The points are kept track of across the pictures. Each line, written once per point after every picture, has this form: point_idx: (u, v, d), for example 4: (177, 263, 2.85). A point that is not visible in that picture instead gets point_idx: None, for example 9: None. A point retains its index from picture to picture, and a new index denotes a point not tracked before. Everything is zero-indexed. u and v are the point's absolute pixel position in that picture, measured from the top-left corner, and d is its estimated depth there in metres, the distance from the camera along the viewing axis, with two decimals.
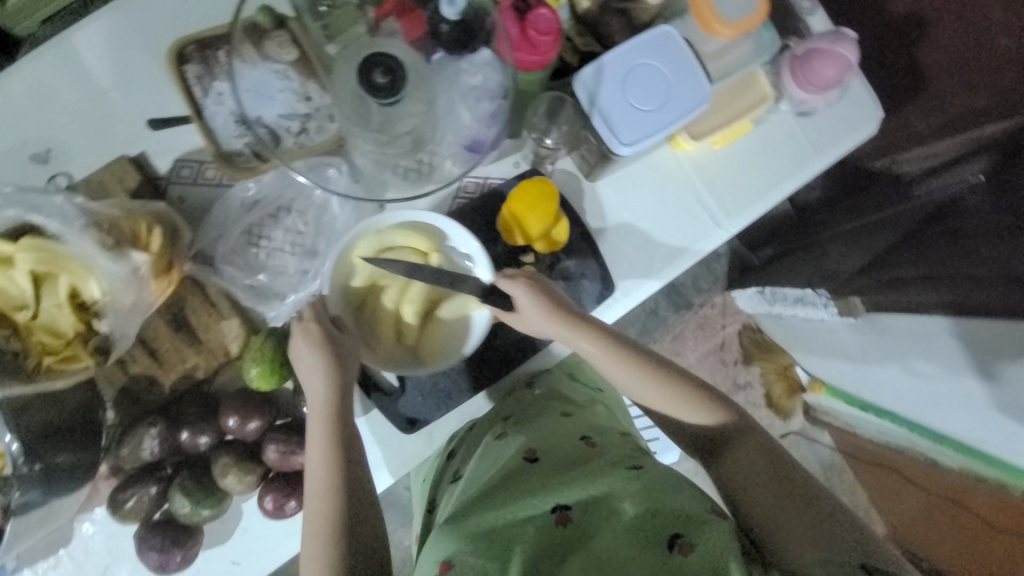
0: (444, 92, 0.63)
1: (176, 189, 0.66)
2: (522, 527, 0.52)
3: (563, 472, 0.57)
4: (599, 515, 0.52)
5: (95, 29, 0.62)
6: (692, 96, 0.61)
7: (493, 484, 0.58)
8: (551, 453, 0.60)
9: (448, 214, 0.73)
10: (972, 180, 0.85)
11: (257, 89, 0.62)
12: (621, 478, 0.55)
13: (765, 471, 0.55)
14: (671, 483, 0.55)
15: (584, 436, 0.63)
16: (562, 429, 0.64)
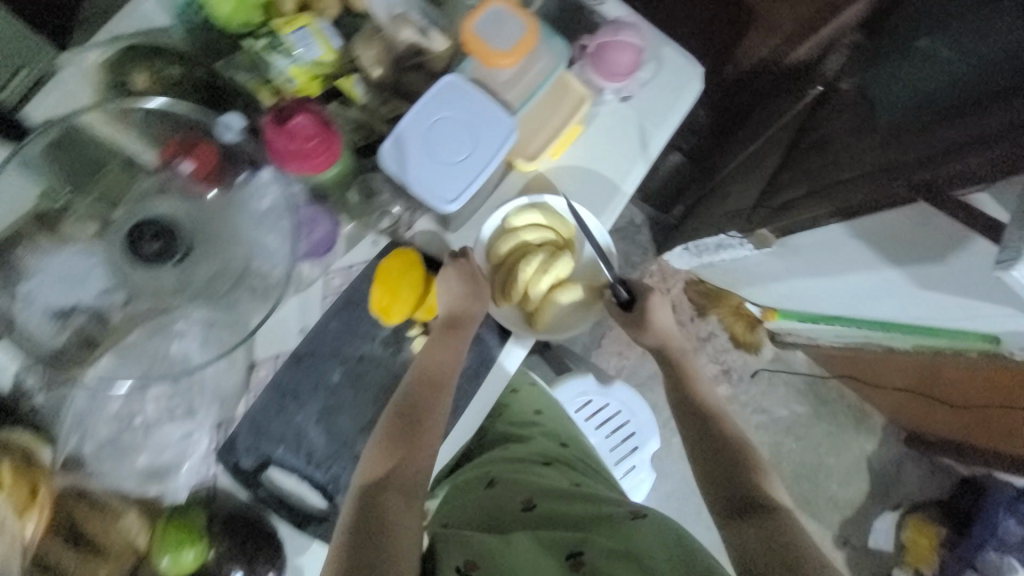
0: (242, 222, 0.63)
1: (26, 403, 0.61)
2: (542, 571, 0.60)
3: (571, 519, 0.67)
4: (614, 558, 0.60)
5: None
6: (499, 133, 0.60)
7: (513, 528, 0.68)
8: (547, 498, 0.72)
9: (322, 317, 0.70)
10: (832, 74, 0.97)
11: (65, 278, 0.58)
12: (626, 522, 0.65)
13: (771, 529, 0.60)
14: (674, 532, 0.64)
15: (573, 483, 0.77)
16: (557, 479, 0.77)
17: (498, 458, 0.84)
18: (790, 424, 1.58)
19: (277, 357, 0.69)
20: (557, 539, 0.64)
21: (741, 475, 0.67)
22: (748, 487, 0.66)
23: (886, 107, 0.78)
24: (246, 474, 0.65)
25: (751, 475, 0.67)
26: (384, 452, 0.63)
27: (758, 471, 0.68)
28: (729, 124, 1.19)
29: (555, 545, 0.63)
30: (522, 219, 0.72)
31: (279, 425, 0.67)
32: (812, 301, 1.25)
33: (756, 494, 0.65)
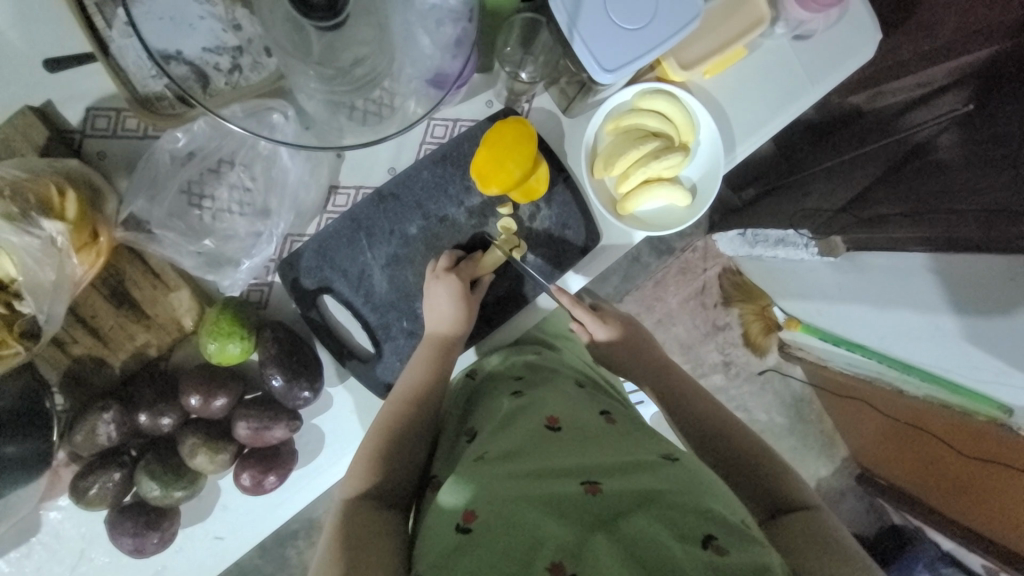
0: (400, 11, 0.52)
1: (93, 144, 0.58)
2: (544, 493, 0.45)
3: (592, 447, 0.51)
4: (637, 498, 0.45)
5: None
6: (683, 12, 0.53)
7: (512, 436, 0.53)
8: (573, 421, 0.55)
9: (415, 164, 0.65)
10: (957, 111, 0.78)
11: (171, 16, 0.51)
12: (658, 467, 0.48)
13: (806, 531, 0.50)
14: (711, 486, 0.47)
15: (603, 410, 0.59)
16: (584, 406, 0.58)
17: (526, 363, 0.67)
18: (764, 429, 1.55)
19: (359, 190, 0.65)
20: (568, 461, 0.48)
21: (769, 479, 0.57)
22: (776, 489, 0.56)
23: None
24: (303, 293, 0.64)
25: (780, 481, 0.56)
26: (417, 365, 0.62)
27: (785, 471, 0.58)
28: (828, 126, 1.03)
29: (568, 467, 0.48)
30: (645, 104, 0.66)
31: (345, 257, 0.65)
32: (842, 323, 1.15)
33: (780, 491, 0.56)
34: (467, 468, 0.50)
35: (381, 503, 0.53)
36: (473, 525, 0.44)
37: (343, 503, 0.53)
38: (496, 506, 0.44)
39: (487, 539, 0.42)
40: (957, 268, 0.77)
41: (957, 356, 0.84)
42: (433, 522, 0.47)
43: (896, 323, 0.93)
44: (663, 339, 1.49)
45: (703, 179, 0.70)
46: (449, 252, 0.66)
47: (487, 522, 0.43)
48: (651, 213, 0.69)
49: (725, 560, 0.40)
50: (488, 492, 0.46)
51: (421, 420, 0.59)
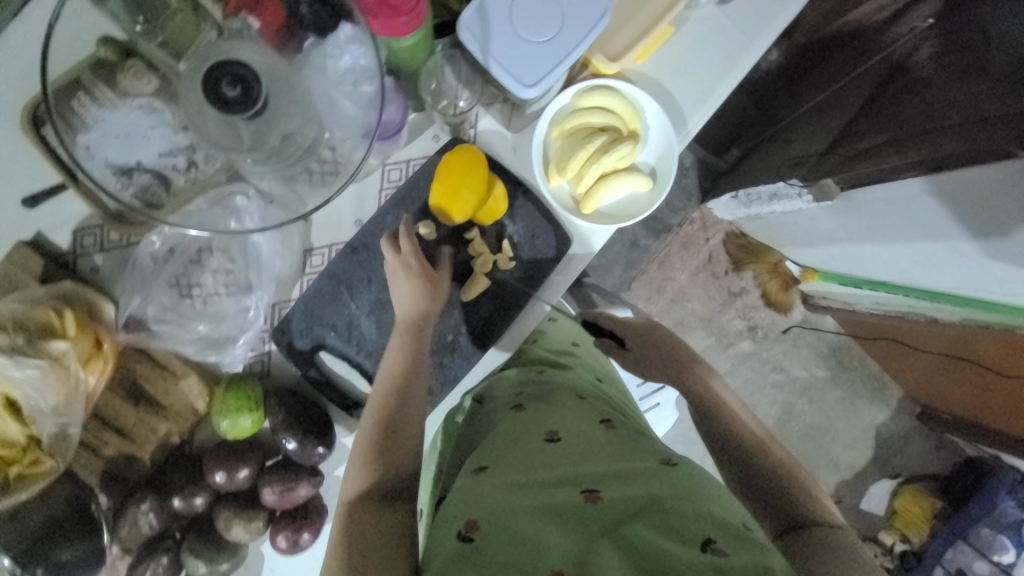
0: (320, 85, 0.55)
1: (85, 261, 0.63)
2: (544, 503, 0.45)
3: (592, 455, 0.50)
4: (638, 504, 0.44)
5: None
6: (588, 14, 0.54)
7: (514, 451, 0.53)
8: (574, 431, 0.55)
9: (379, 211, 0.68)
10: (922, 28, 0.76)
11: (123, 134, 0.56)
12: (659, 472, 0.47)
13: (825, 545, 0.47)
14: (711, 490, 0.46)
15: (605, 419, 0.59)
16: (584, 416, 0.58)
17: (525, 380, 0.68)
18: (805, 386, 1.51)
19: (332, 246, 0.68)
20: (567, 472, 0.48)
21: (785, 488, 0.53)
22: (797, 500, 0.52)
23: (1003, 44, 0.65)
24: (300, 355, 0.67)
25: (802, 494, 0.53)
26: (391, 354, 0.61)
27: (809, 489, 0.54)
28: (796, 68, 1.00)
29: (568, 477, 0.47)
30: (584, 104, 0.67)
31: (331, 313, 0.67)
32: (860, 265, 1.12)
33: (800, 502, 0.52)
34: (470, 484, 0.51)
35: (388, 502, 0.52)
36: (479, 535, 0.44)
37: (343, 508, 0.52)
38: (499, 518, 0.44)
39: (492, 547, 0.42)
40: (950, 185, 0.74)
41: (980, 271, 0.81)
42: (437, 536, 0.47)
43: (911, 253, 0.91)
44: (681, 318, 1.47)
45: (660, 162, 0.70)
46: (406, 233, 0.65)
47: (489, 532, 0.44)
48: (615, 208, 0.70)
49: (723, 561, 0.39)
50: (493, 504, 0.46)
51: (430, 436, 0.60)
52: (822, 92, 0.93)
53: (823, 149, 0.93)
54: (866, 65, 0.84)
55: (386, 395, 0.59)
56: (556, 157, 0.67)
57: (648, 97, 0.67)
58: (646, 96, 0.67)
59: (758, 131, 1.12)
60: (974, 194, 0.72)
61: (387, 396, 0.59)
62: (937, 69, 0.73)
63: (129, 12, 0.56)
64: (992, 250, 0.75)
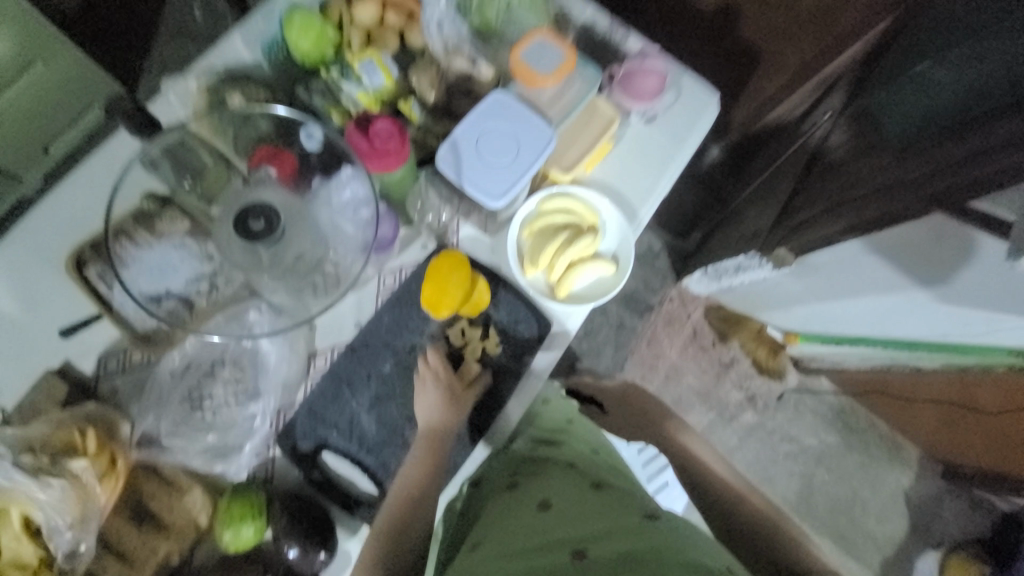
0: (324, 213, 0.66)
1: (106, 384, 0.68)
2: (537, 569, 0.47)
3: (581, 516, 0.53)
4: (624, 558, 0.46)
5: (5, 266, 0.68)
6: (540, 141, 0.68)
7: (509, 524, 0.55)
8: (564, 498, 0.57)
9: (376, 312, 0.75)
10: (822, 120, 1.01)
11: (158, 267, 0.66)
12: (643, 527, 0.49)
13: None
14: (693, 539, 0.48)
15: (595, 483, 0.61)
16: (574, 484, 0.60)
17: (527, 458, 0.71)
18: (820, 454, 1.48)
19: (334, 348, 0.74)
20: (557, 534, 0.50)
21: (763, 530, 0.62)
22: (770, 537, 0.61)
23: (891, 129, 0.82)
24: (303, 457, 0.70)
25: (777, 531, 0.62)
26: (415, 464, 0.68)
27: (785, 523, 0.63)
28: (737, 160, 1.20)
29: (559, 539, 0.50)
30: (548, 207, 0.79)
31: (334, 411, 0.71)
32: (833, 322, 1.20)
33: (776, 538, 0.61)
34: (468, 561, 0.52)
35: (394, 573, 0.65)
36: None
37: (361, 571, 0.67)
38: None
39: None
40: (883, 242, 0.94)
41: (940, 317, 0.93)
42: None
43: (874, 307, 1.03)
44: (678, 394, 1.49)
45: (621, 247, 0.80)
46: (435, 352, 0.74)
47: None
48: (585, 291, 0.78)
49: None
50: None
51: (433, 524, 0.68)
52: (761, 176, 1.13)
53: (771, 223, 1.08)
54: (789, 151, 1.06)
55: (409, 493, 0.67)
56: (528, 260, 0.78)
57: (602, 196, 0.80)
58: (599, 196, 0.80)
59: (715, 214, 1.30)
60: (911, 252, 0.88)
61: (411, 494, 0.67)
62: (844, 149, 0.92)
63: (173, 172, 0.68)
64: (942, 294, 0.90)
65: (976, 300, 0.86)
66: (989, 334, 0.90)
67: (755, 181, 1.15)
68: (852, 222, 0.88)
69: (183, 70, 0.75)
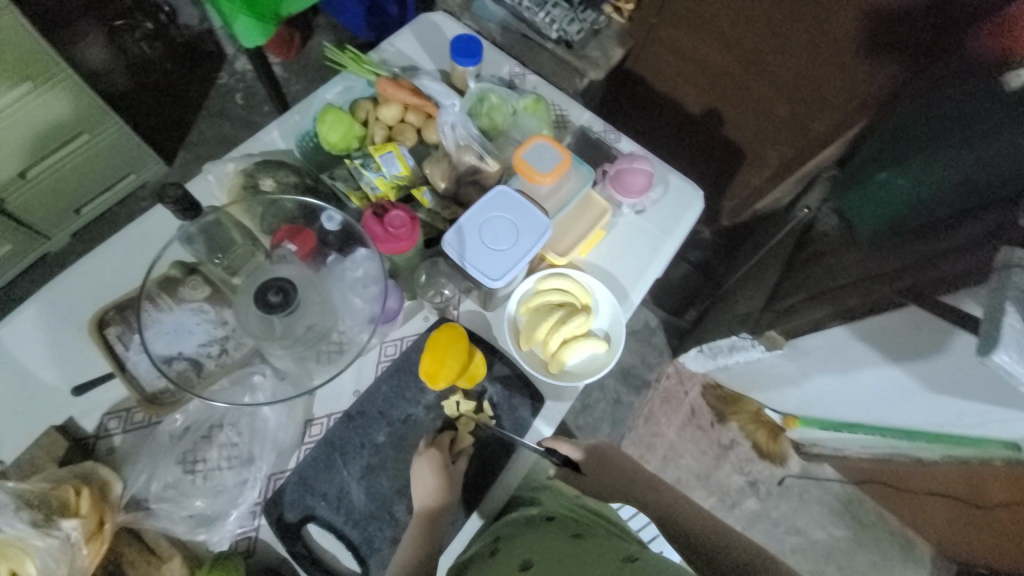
0: (335, 288, 0.72)
1: (104, 443, 0.70)
2: None
3: (565, 566, 0.56)
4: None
5: (32, 323, 0.73)
6: (537, 231, 0.75)
7: None
8: (544, 553, 0.59)
9: (375, 380, 0.78)
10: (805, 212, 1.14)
11: (174, 330, 0.70)
12: (622, 568, 0.54)
13: None
14: (668, 568, 0.53)
15: (574, 535, 0.64)
16: (555, 537, 0.63)
17: (510, 521, 0.70)
18: (830, 549, 1.42)
19: (331, 416, 0.76)
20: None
21: None
22: None
23: (864, 227, 0.94)
24: (289, 528, 0.69)
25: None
26: (407, 546, 0.67)
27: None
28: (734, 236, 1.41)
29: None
30: (544, 285, 0.84)
31: (324, 481, 0.71)
32: (826, 405, 1.23)
33: None
34: None
35: None
36: None
37: None
38: None
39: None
40: (870, 331, 0.95)
41: (936, 406, 0.94)
42: None
43: (869, 390, 1.05)
44: (677, 476, 1.45)
45: (612, 327, 0.85)
46: (429, 435, 0.75)
47: None
48: (578, 367, 0.82)
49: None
50: None
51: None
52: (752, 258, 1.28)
53: (761, 305, 1.15)
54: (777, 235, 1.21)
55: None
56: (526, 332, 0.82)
57: (592, 278, 0.85)
58: (590, 277, 0.85)
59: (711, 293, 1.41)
60: (895, 338, 0.91)
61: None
62: (825, 242, 1.03)
63: (201, 243, 0.74)
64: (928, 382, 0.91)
65: (963, 389, 0.85)
66: (975, 427, 0.92)
67: (751, 261, 1.28)
68: (834, 308, 0.93)
69: (222, 159, 0.84)
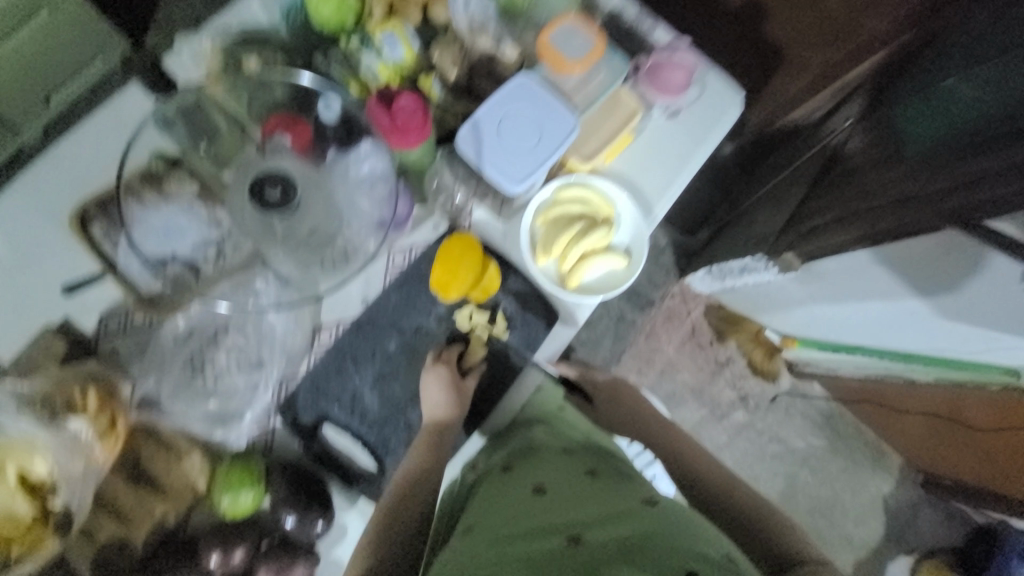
0: (340, 185, 0.65)
1: (106, 344, 0.68)
2: (529, 554, 0.47)
3: (577, 503, 0.53)
4: (620, 546, 0.46)
5: (10, 215, 0.67)
6: (562, 130, 0.67)
7: (502, 506, 0.55)
8: (559, 485, 0.57)
9: (384, 290, 0.74)
10: (844, 127, 0.97)
11: (164, 229, 0.65)
12: (640, 513, 0.49)
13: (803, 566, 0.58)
14: (693, 527, 0.48)
15: (590, 471, 0.61)
16: (570, 470, 0.60)
17: (522, 442, 0.71)
18: (806, 456, 1.50)
19: (340, 323, 0.73)
20: (553, 519, 0.50)
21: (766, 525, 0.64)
22: (770, 533, 0.63)
23: (911, 141, 0.80)
24: (303, 429, 0.70)
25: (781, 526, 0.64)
26: (414, 455, 0.68)
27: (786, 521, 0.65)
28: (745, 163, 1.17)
29: (552, 526, 0.50)
30: (564, 194, 0.77)
31: (336, 386, 0.71)
32: (829, 330, 1.21)
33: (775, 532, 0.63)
34: (457, 543, 0.52)
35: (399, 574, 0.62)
36: None
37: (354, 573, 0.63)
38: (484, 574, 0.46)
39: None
40: (898, 254, 0.91)
41: (937, 334, 0.93)
42: None
43: (870, 317, 1.03)
44: (672, 389, 1.50)
45: (634, 242, 0.79)
46: (435, 348, 0.74)
47: None
48: (597, 283, 0.77)
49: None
50: (477, 562, 0.48)
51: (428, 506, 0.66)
52: (770, 180, 1.10)
53: (780, 227, 1.05)
54: (805, 158, 1.03)
55: (402, 487, 0.66)
56: (544, 243, 0.76)
57: (618, 189, 0.78)
58: (616, 188, 0.78)
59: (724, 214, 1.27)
60: (929, 264, 0.87)
61: (403, 486, 0.66)
62: (860, 159, 0.90)
63: (189, 133, 0.67)
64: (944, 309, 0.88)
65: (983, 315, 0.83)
66: (978, 352, 0.91)
67: (768, 184, 1.11)
68: (862, 232, 0.84)
69: (194, 29, 0.72)
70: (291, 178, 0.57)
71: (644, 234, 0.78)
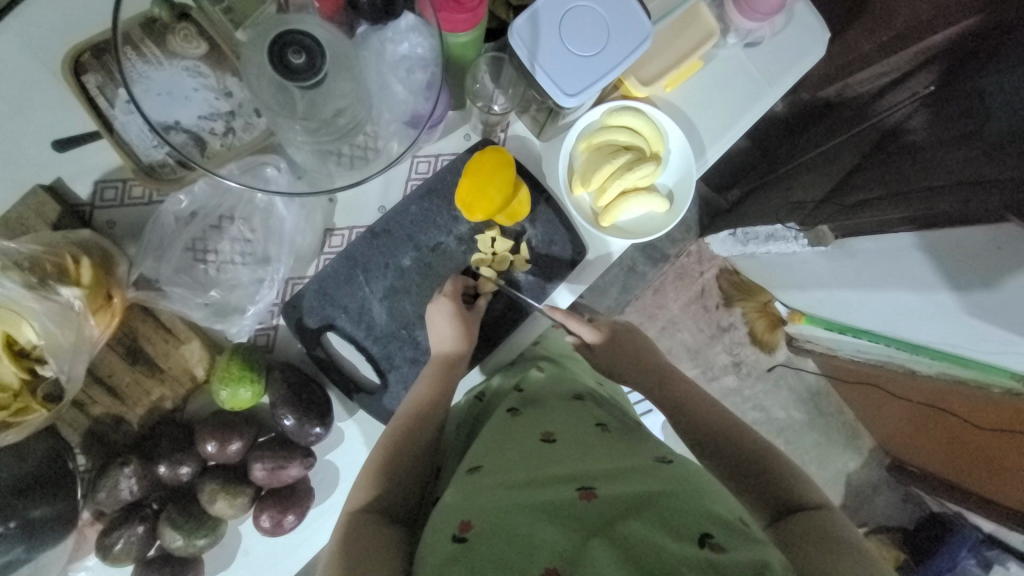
0: (373, 66, 0.57)
1: (103, 214, 0.63)
2: (541, 501, 0.45)
3: (588, 456, 0.51)
4: (635, 502, 0.45)
5: None
6: (632, 38, 0.58)
7: (510, 449, 0.54)
8: (568, 433, 0.55)
9: (404, 200, 0.68)
10: (921, 94, 0.79)
11: (167, 92, 0.58)
12: (652, 471, 0.48)
13: (811, 530, 0.48)
14: (708, 486, 0.47)
15: (599, 421, 0.59)
16: (580, 419, 0.58)
17: (529, 377, 0.67)
18: (784, 427, 1.50)
19: (353, 229, 0.69)
20: (566, 470, 0.49)
21: (770, 483, 0.55)
22: (777, 490, 0.54)
23: (999, 113, 0.65)
24: (308, 333, 0.67)
25: (785, 482, 0.54)
26: (424, 384, 0.63)
27: (792, 473, 0.56)
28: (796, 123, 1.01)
29: (562, 476, 0.48)
30: (614, 121, 0.68)
31: (344, 294, 0.68)
32: (841, 311, 1.11)
33: (782, 491, 0.54)
34: (464, 481, 0.51)
35: (386, 517, 0.52)
36: (470, 535, 0.44)
37: (346, 517, 0.53)
38: (495, 517, 0.45)
39: (486, 545, 0.43)
40: (945, 241, 0.74)
41: (965, 330, 0.78)
42: (429, 532, 0.47)
43: (893, 306, 0.89)
44: (669, 346, 1.45)
45: (678, 185, 0.72)
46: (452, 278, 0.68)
47: (486, 531, 0.44)
48: (632, 224, 0.71)
49: (719, 556, 0.40)
50: (487, 504, 0.46)
51: (427, 440, 0.59)
52: (817, 148, 0.92)
53: (822, 197, 0.91)
54: (859, 127, 0.86)
55: (405, 417, 0.60)
56: (582, 173, 0.69)
57: (674, 123, 0.69)
58: (672, 123, 0.69)
59: (756, 177, 1.09)
60: (970, 255, 0.71)
61: (408, 416, 0.60)
62: (929, 132, 0.75)
63: None
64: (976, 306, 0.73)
65: (1006, 314, 0.70)
66: (997, 356, 0.80)
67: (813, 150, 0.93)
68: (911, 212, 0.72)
69: None
70: (319, 43, 0.47)
71: (694, 179, 0.71)
